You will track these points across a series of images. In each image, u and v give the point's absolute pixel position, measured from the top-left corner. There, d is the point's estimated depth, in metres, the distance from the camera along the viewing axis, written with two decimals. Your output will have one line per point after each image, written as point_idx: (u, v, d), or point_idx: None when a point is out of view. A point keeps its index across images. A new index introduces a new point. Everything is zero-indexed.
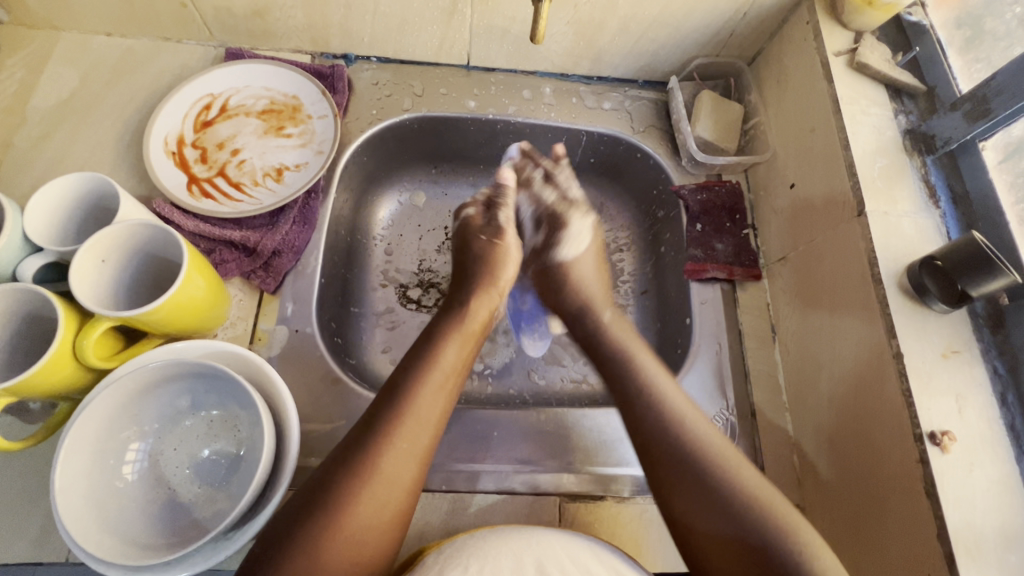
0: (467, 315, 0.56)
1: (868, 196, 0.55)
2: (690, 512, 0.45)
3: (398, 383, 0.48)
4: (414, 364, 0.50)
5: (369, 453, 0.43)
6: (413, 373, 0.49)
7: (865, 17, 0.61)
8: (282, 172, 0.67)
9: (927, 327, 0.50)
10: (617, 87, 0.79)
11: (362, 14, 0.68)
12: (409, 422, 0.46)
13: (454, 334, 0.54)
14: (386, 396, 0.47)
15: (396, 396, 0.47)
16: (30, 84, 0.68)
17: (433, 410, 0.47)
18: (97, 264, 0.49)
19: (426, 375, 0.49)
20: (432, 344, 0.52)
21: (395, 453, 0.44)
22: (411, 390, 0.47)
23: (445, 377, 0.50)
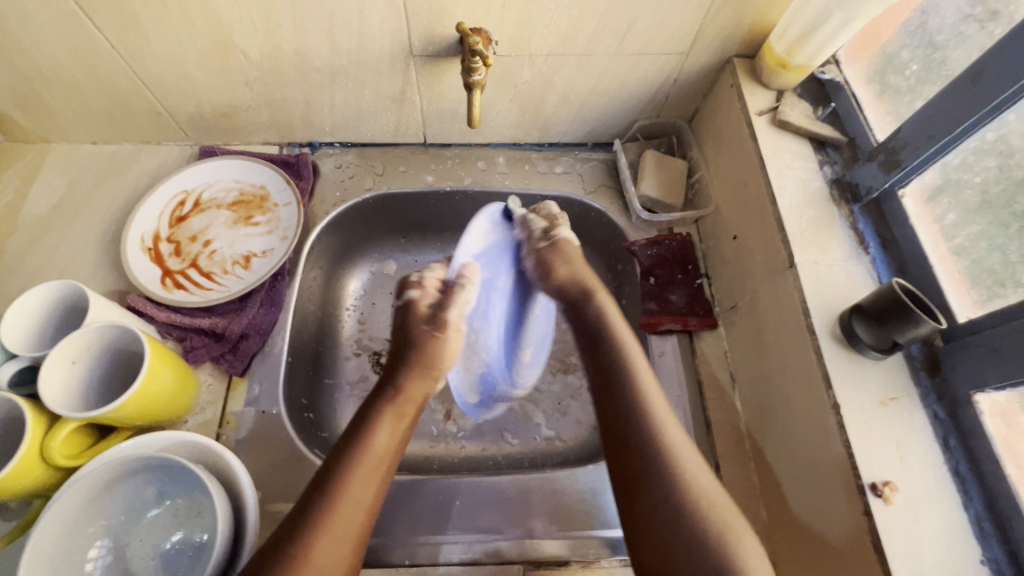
0: (404, 391, 0.56)
1: (797, 248, 0.57)
2: (658, 567, 0.45)
3: (331, 467, 0.49)
4: (348, 449, 0.50)
5: (299, 544, 0.44)
6: (346, 456, 0.50)
7: (783, 78, 0.65)
8: (250, 259, 0.71)
9: (863, 375, 0.51)
10: (568, 151, 0.83)
11: (320, 108, 0.74)
12: (343, 512, 0.46)
13: (386, 413, 0.54)
14: (316, 484, 0.48)
15: (328, 483, 0.48)
16: (23, 193, 0.74)
17: (365, 496, 0.48)
18: (67, 366, 0.52)
19: (359, 457, 0.50)
20: (365, 425, 0.52)
21: (327, 541, 0.45)
22: (342, 475, 0.48)
23: (378, 461, 0.50)
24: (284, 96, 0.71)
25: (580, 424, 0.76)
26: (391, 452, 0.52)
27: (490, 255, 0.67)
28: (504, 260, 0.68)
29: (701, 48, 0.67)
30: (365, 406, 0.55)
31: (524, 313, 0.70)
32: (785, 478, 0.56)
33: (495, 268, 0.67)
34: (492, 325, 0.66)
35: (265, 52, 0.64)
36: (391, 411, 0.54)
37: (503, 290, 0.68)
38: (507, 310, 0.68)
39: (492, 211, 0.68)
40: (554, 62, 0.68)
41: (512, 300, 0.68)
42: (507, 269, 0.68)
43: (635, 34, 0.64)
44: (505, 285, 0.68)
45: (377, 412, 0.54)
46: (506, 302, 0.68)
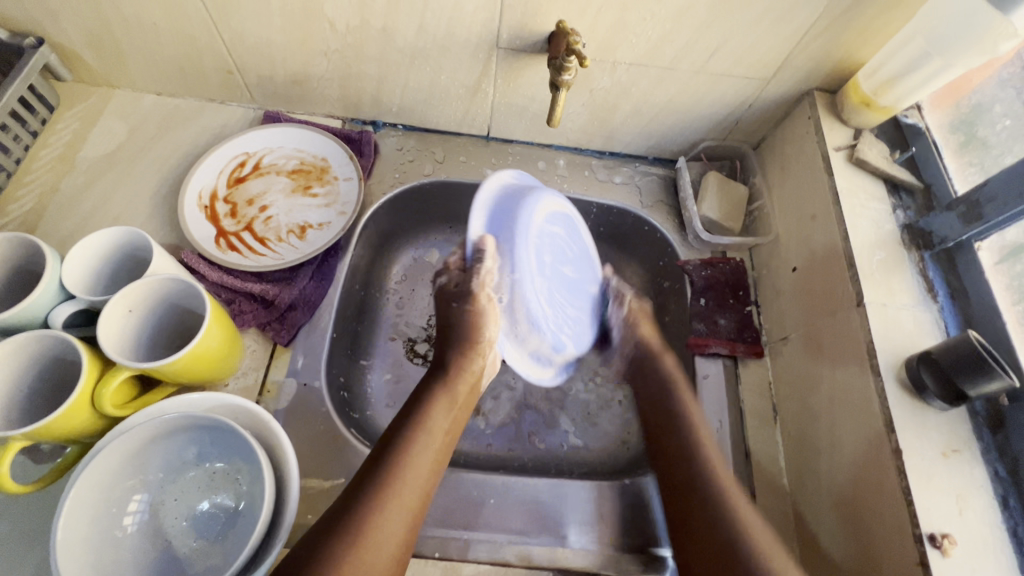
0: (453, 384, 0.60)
1: (866, 287, 0.56)
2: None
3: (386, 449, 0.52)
4: (402, 433, 0.54)
5: (364, 511, 0.47)
6: (403, 439, 0.53)
7: (865, 117, 0.65)
8: (305, 229, 0.71)
9: (926, 424, 0.50)
10: (628, 162, 0.83)
11: (393, 88, 0.73)
12: (397, 490, 0.49)
13: (437, 403, 0.58)
14: (370, 465, 0.51)
15: (382, 462, 0.51)
16: (82, 134, 0.74)
17: (418, 481, 0.51)
18: (124, 314, 0.52)
19: (416, 439, 0.53)
20: (419, 413, 0.56)
21: (389, 510, 0.48)
22: (398, 458, 0.51)
23: (429, 446, 0.54)
24: (360, 72, 0.71)
25: (609, 435, 0.73)
26: (443, 439, 0.55)
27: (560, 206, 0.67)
28: (540, 197, 0.63)
29: (783, 76, 0.67)
30: (416, 397, 0.59)
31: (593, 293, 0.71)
32: (826, 515, 0.56)
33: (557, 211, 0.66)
34: (531, 282, 0.59)
35: (352, 25, 0.64)
36: (441, 402, 0.58)
37: (560, 233, 0.67)
38: (556, 274, 0.65)
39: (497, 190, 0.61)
40: (635, 72, 0.67)
41: (555, 243, 0.65)
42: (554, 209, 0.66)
43: (723, 54, 0.64)
44: (567, 240, 0.68)
45: (429, 405, 0.57)
46: (552, 263, 0.64)
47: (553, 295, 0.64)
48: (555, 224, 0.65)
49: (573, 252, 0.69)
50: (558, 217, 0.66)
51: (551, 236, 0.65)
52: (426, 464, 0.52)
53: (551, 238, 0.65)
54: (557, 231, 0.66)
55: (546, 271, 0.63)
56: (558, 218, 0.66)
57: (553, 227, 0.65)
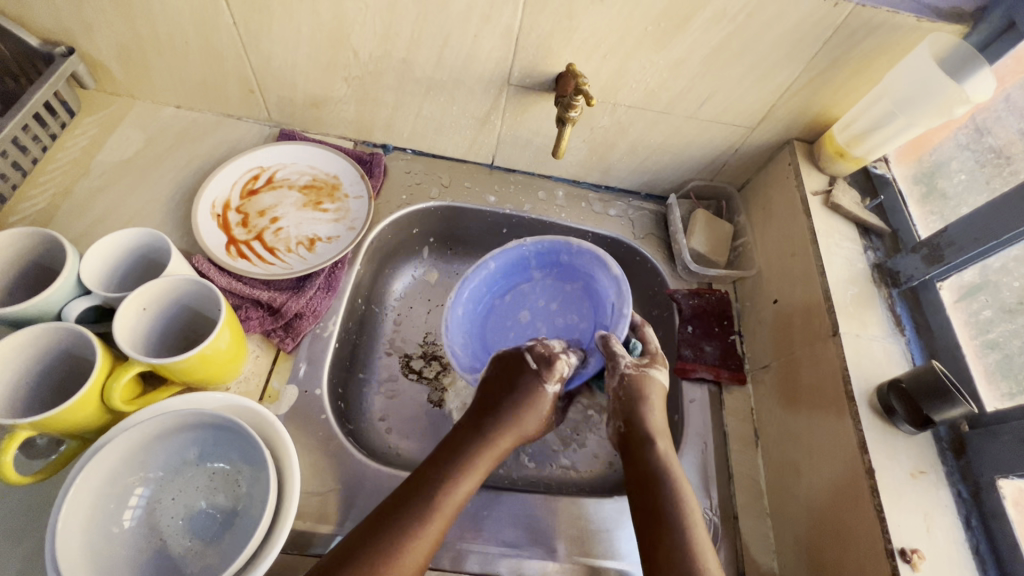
0: (492, 441, 0.58)
1: (842, 320, 0.61)
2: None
3: (409, 505, 0.52)
4: (427, 491, 0.53)
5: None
6: (427, 496, 0.53)
7: (839, 165, 0.72)
8: (314, 242, 0.74)
9: (896, 446, 0.54)
10: (622, 197, 0.88)
11: (407, 115, 0.78)
12: (411, 550, 0.50)
13: (472, 461, 0.56)
14: (393, 516, 0.51)
15: (403, 519, 0.51)
16: (100, 141, 0.76)
17: (435, 539, 0.52)
18: (138, 311, 0.53)
19: (432, 505, 0.52)
20: (448, 471, 0.55)
21: (408, 556, 0.49)
22: (419, 518, 0.51)
23: (452, 507, 0.53)
24: (377, 98, 0.75)
25: (597, 458, 0.75)
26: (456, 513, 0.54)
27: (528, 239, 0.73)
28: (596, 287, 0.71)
29: (767, 125, 0.74)
30: (447, 456, 0.57)
31: (570, 279, 0.75)
32: (804, 534, 0.59)
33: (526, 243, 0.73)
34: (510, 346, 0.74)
35: (374, 55, 0.69)
36: (473, 468, 0.56)
37: (518, 260, 0.75)
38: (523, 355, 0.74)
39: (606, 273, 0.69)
40: (634, 114, 0.73)
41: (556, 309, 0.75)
42: (576, 258, 0.73)
43: (712, 103, 0.71)
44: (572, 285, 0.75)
45: (463, 461, 0.56)
46: (498, 327, 0.76)
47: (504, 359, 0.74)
48: (563, 280, 0.76)
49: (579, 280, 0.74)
50: (541, 254, 0.74)
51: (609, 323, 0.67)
52: (455, 513, 0.54)
53: (532, 294, 0.77)
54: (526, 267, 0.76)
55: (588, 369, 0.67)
56: (568, 265, 0.74)
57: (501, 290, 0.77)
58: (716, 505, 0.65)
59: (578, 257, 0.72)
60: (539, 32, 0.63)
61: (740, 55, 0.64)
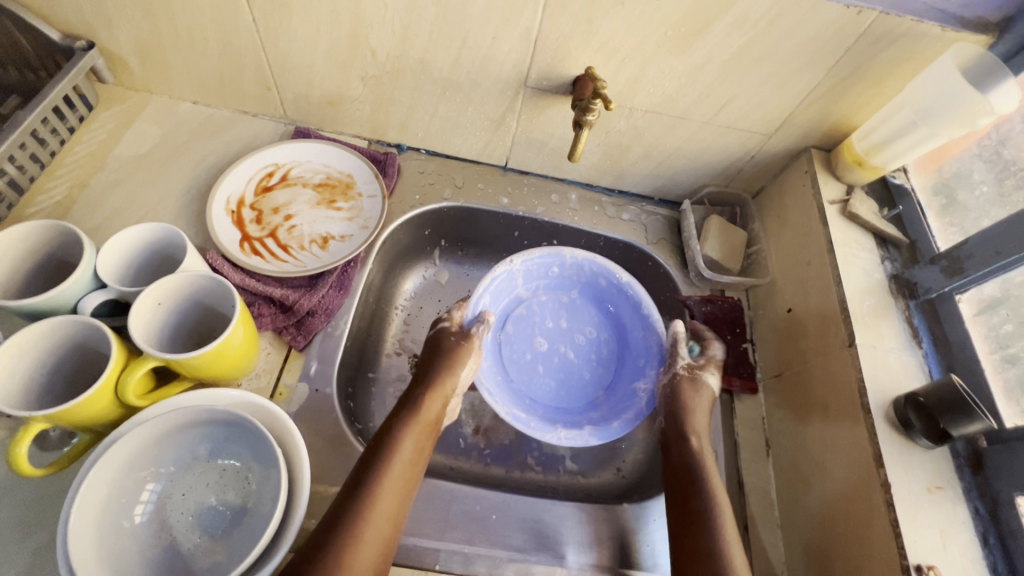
0: (422, 406, 0.62)
1: (858, 330, 0.61)
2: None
3: (359, 477, 0.54)
4: (373, 458, 0.56)
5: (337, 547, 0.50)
6: (374, 464, 0.55)
7: (858, 174, 0.71)
8: (327, 240, 0.74)
9: (912, 460, 0.54)
10: (635, 202, 0.88)
11: (422, 115, 0.78)
12: (369, 514, 0.52)
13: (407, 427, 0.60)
14: (349, 490, 0.54)
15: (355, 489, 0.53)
16: (117, 135, 0.77)
17: (393, 503, 0.54)
18: (153, 306, 0.53)
19: (381, 472, 0.55)
20: (389, 439, 0.58)
21: (369, 522, 0.52)
22: (372, 484, 0.54)
23: (401, 471, 0.56)
24: (393, 98, 0.75)
25: (606, 464, 0.75)
26: (406, 477, 0.56)
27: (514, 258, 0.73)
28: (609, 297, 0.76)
29: (785, 133, 0.73)
30: (386, 426, 0.60)
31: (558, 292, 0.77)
32: (816, 546, 0.58)
33: (511, 266, 0.73)
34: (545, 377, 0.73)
35: (392, 54, 0.69)
36: (411, 433, 0.59)
37: (507, 286, 0.74)
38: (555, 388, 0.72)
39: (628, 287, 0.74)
40: (650, 118, 0.73)
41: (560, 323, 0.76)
42: (568, 272, 0.76)
43: (730, 109, 0.70)
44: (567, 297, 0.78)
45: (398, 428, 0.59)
46: (521, 363, 0.73)
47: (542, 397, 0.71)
48: (558, 293, 0.78)
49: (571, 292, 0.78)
50: (530, 272, 0.75)
51: (640, 323, 0.74)
52: (407, 478, 0.56)
53: (537, 321, 0.76)
54: (514, 292, 0.75)
55: (620, 369, 0.75)
56: (558, 280, 0.77)
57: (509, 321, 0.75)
58: None
59: (571, 271, 0.76)
60: (558, 34, 0.63)
61: (761, 61, 0.63)
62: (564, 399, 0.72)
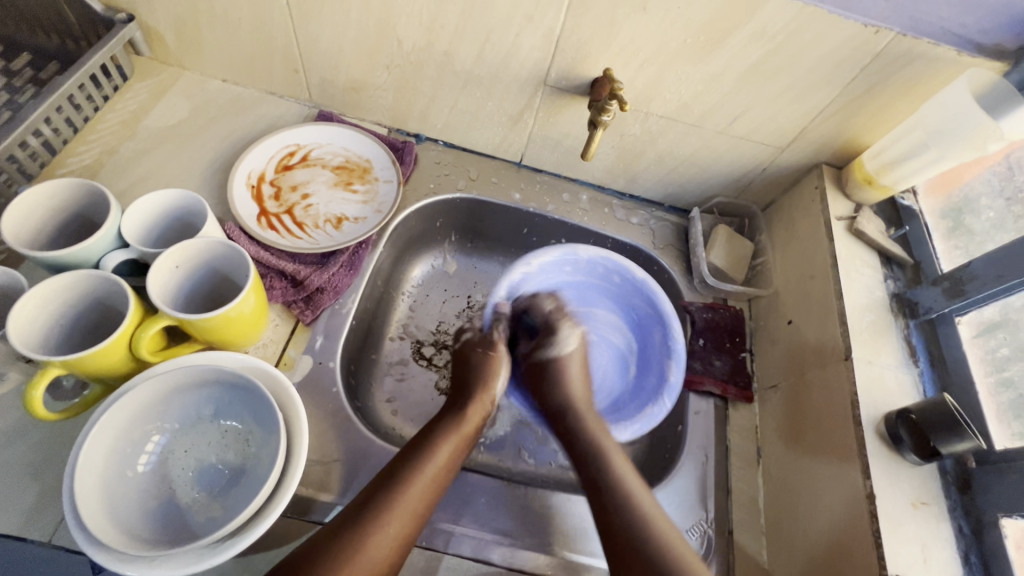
0: (465, 417, 0.64)
1: (855, 344, 0.61)
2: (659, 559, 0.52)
3: (393, 471, 0.56)
4: (412, 456, 0.57)
5: (359, 535, 0.50)
6: (411, 462, 0.57)
7: (867, 193, 0.72)
8: (341, 221, 0.76)
9: (899, 475, 0.54)
10: (645, 207, 0.89)
11: (442, 106, 0.80)
12: (396, 510, 0.53)
13: (449, 432, 0.61)
14: (381, 482, 0.55)
15: (388, 483, 0.54)
16: (148, 106, 0.80)
17: (420, 503, 0.54)
18: (171, 269, 0.56)
19: (415, 470, 0.56)
20: (429, 440, 0.60)
21: (394, 516, 0.52)
22: (405, 481, 0.55)
23: (435, 473, 0.57)
24: (415, 87, 0.77)
25: None
26: (438, 480, 0.57)
27: (531, 258, 0.74)
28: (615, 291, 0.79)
29: (797, 147, 0.74)
30: (429, 430, 0.62)
31: (577, 288, 0.79)
32: (798, 553, 0.59)
33: (528, 267, 0.74)
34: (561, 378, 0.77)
35: (418, 45, 0.71)
36: (450, 438, 0.61)
37: (523, 286, 0.76)
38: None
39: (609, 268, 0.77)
40: (664, 124, 0.74)
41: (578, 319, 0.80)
42: (581, 271, 0.78)
43: (744, 120, 0.71)
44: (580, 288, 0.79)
45: (441, 434, 0.61)
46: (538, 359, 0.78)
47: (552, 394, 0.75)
48: (587, 288, 0.80)
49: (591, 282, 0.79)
50: (547, 270, 0.76)
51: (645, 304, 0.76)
52: (438, 482, 0.57)
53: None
54: (531, 290, 0.77)
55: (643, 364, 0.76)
56: (573, 279, 0.79)
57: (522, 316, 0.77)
58: (711, 518, 0.65)
59: (587, 268, 0.77)
60: (579, 35, 0.64)
61: (776, 74, 0.64)
62: None
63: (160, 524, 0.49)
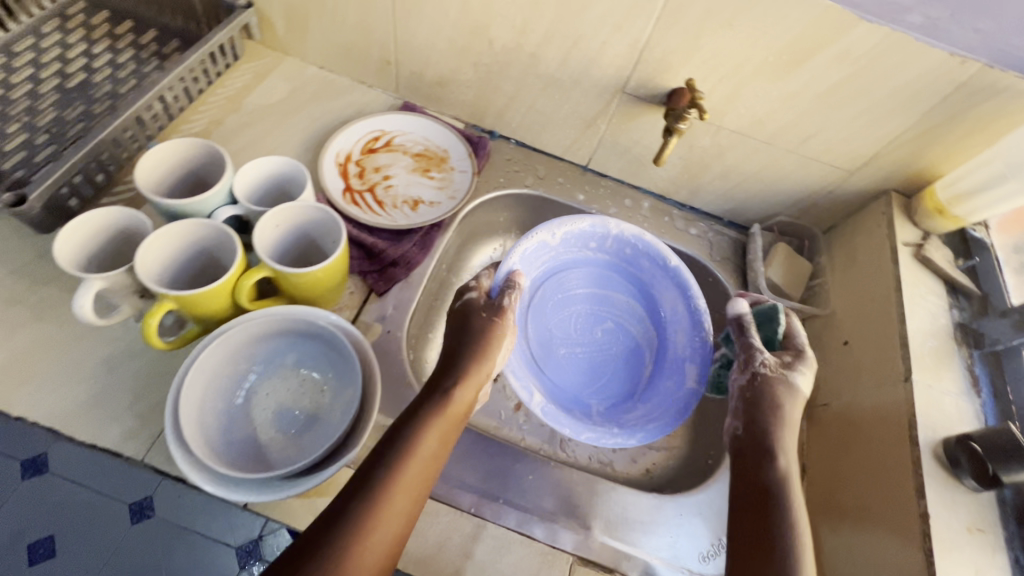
0: (451, 398, 0.55)
1: (916, 367, 0.61)
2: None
3: (374, 470, 0.48)
4: (392, 450, 0.50)
5: (341, 549, 0.44)
6: (393, 457, 0.49)
7: (936, 222, 0.72)
8: (417, 204, 0.80)
9: (955, 499, 0.54)
10: (705, 220, 0.91)
11: (520, 106, 0.84)
12: (381, 515, 0.46)
13: (433, 418, 0.53)
14: (360, 482, 0.48)
15: (369, 483, 0.47)
16: (252, 84, 0.87)
17: (408, 504, 0.48)
18: (272, 227, 0.61)
19: (401, 466, 0.49)
20: (411, 428, 0.52)
21: (380, 523, 0.46)
22: (389, 479, 0.48)
23: (422, 469, 0.50)
24: (497, 86, 0.82)
25: (636, 462, 0.75)
26: (426, 476, 0.50)
27: (556, 229, 0.74)
28: (599, 263, 0.80)
29: (866, 172, 0.75)
30: (410, 415, 0.53)
31: (586, 262, 0.80)
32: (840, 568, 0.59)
33: (549, 236, 0.74)
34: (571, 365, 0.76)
35: (507, 46, 0.75)
36: (436, 425, 0.53)
37: (544, 254, 0.75)
38: (582, 369, 0.76)
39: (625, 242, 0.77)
40: (735, 139, 0.76)
41: (593, 299, 0.80)
42: (606, 250, 0.79)
43: (816, 141, 0.73)
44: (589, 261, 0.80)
45: (425, 421, 0.52)
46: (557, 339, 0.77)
47: (565, 377, 0.75)
48: (603, 270, 0.80)
49: (603, 257, 0.79)
50: (570, 242, 0.77)
51: (673, 293, 0.76)
52: (427, 476, 0.50)
53: (567, 291, 0.79)
54: (547, 257, 0.76)
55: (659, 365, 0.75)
56: (594, 256, 0.79)
57: (545, 289, 0.78)
58: None
59: (614, 248, 0.78)
60: (663, 47, 0.68)
61: (854, 97, 0.66)
62: (591, 385, 0.75)
63: (241, 455, 0.54)
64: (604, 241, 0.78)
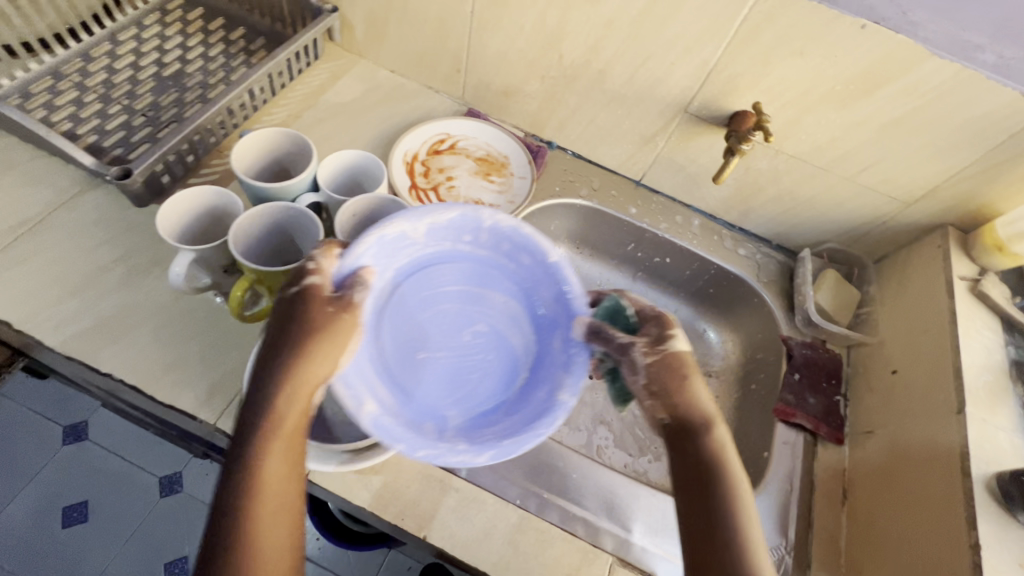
0: (273, 416, 0.44)
1: (970, 400, 0.61)
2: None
3: (218, 538, 0.40)
4: (233, 509, 0.41)
5: None
6: (235, 516, 0.41)
7: (994, 259, 0.72)
8: (477, 206, 0.84)
9: (1007, 533, 0.54)
10: (754, 242, 0.92)
11: (581, 119, 0.87)
12: None
13: (261, 451, 0.43)
14: (206, 554, 0.40)
15: (220, 553, 0.40)
16: (329, 83, 0.92)
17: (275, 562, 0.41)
18: (349, 216, 0.64)
19: (248, 523, 0.40)
20: (243, 474, 0.42)
21: None
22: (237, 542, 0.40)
23: (277, 516, 0.42)
24: (561, 98, 0.85)
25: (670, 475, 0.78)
26: (281, 519, 0.42)
27: (417, 216, 0.53)
28: (484, 257, 0.58)
29: (924, 205, 0.76)
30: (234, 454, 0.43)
31: (462, 250, 0.58)
32: None
33: (410, 227, 0.54)
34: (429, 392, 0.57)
35: (576, 61, 0.79)
36: (269, 456, 0.43)
37: (399, 246, 0.54)
38: (443, 377, 0.58)
39: (512, 239, 0.57)
40: (792, 163, 0.78)
41: (465, 299, 0.60)
42: (485, 245, 0.58)
43: (874, 170, 0.74)
44: (478, 249, 0.58)
45: (253, 459, 0.42)
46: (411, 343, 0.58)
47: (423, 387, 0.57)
48: (484, 265, 0.59)
49: (483, 249, 0.58)
50: (438, 234, 0.56)
51: (548, 281, 0.57)
52: (282, 515, 0.42)
53: (436, 287, 0.59)
54: (407, 245, 0.55)
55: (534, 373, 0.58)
56: (470, 248, 0.58)
57: (408, 289, 0.58)
58: (791, 546, 0.65)
59: (492, 241, 0.58)
60: (731, 70, 0.70)
61: (918, 129, 0.67)
62: (455, 400, 0.57)
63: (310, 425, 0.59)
64: (484, 225, 0.56)
